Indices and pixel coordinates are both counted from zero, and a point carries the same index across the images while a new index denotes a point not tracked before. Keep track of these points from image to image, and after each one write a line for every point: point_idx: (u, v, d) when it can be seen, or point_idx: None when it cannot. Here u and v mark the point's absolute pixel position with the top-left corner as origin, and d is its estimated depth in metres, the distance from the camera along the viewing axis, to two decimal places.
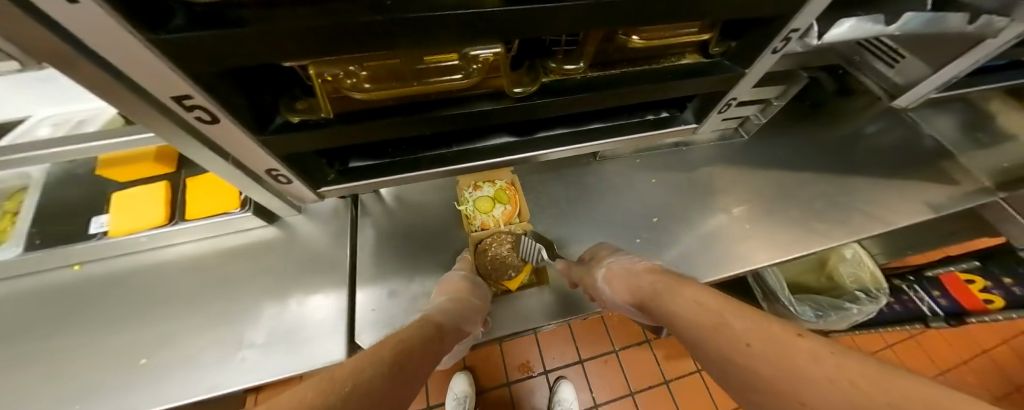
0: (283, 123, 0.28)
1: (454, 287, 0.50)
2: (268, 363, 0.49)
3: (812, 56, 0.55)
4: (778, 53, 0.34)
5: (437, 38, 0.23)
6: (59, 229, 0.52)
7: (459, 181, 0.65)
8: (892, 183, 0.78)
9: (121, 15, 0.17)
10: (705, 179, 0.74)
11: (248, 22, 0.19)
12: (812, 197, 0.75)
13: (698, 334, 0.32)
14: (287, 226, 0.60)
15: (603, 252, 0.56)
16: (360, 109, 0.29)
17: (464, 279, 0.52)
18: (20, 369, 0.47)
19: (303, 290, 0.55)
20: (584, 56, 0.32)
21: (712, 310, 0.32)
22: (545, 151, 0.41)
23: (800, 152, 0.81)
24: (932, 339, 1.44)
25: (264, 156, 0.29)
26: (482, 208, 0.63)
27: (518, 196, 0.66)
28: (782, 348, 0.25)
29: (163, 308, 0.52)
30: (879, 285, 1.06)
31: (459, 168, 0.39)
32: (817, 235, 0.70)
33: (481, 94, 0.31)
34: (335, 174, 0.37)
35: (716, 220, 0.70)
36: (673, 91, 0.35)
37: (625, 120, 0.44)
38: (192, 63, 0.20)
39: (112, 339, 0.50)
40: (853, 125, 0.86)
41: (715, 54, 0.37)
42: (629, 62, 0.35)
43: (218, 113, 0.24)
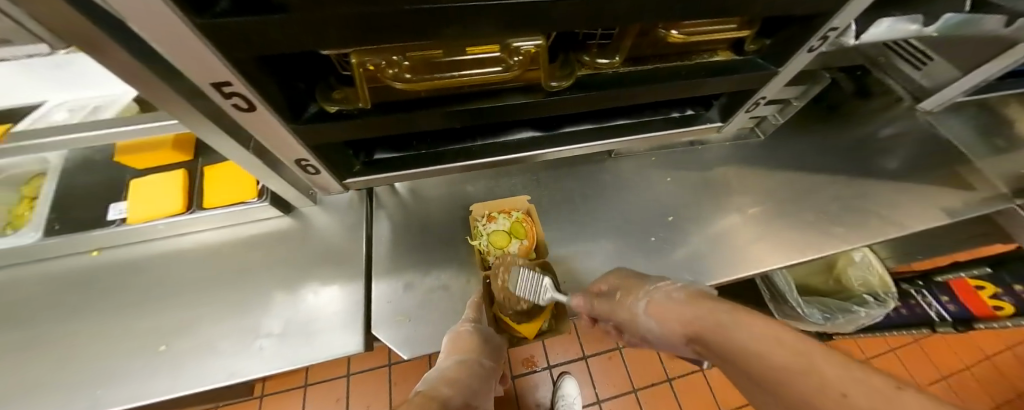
0: (317, 112, 0.27)
1: (464, 348, 0.51)
2: (285, 353, 0.49)
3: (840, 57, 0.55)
4: (812, 53, 0.34)
5: (480, 28, 0.22)
6: (78, 215, 0.53)
7: (471, 211, 0.62)
8: (908, 187, 0.78)
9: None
10: (720, 178, 0.74)
11: (292, 7, 0.19)
12: (827, 199, 0.74)
13: (769, 371, 0.25)
14: (303, 217, 0.60)
15: (633, 280, 0.49)
16: (396, 101, 0.29)
17: (476, 333, 0.52)
18: (43, 351, 0.48)
19: (319, 281, 0.55)
20: (620, 50, 0.31)
21: (790, 348, 0.24)
22: (569, 147, 0.40)
23: (816, 153, 0.81)
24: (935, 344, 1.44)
25: (295, 145, 0.29)
26: (496, 244, 0.59)
27: (535, 228, 0.63)
28: (885, 403, 0.17)
29: (180, 296, 0.53)
30: (886, 289, 1.06)
31: (483, 162, 0.38)
32: (831, 237, 0.70)
33: (514, 87, 0.31)
34: (360, 165, 0.37)
35: (730, 220, 0.70)
36: (704, 88, 0.35)
37: (650, 117, 0.43)
38: (235, 48, 0.20)
39: (130, 326, 0.50)
40: (870, 127, 0.85)
41: (749, 51, 0.37)
42: (660, 58, 0.34)
43: (255, 101, 0.24)
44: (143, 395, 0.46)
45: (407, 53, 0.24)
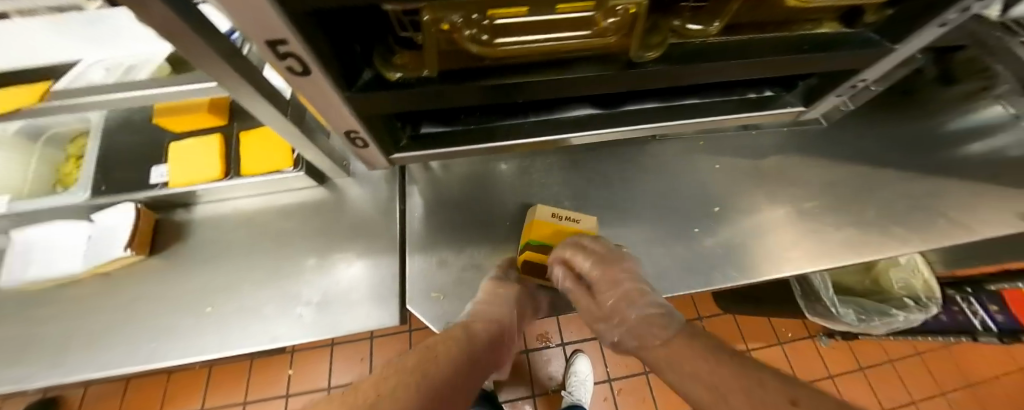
0: (371, 80, 0.25)
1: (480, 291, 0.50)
2: (324, 321, 0.50)
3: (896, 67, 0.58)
4: (945, 26, 0.29)
5: None
6: (123, 177, 0.53)
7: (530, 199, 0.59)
8: (984, 187, 0.71)
9: None
10: (772, 167, 0.68)
11: None
12: (893, 198, 0.68)
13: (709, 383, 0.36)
14: (337, 189, 0.59)
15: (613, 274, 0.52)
16: (465, 70, 0.26)
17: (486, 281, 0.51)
18: (107, 303, 0.51)
19: (355, 253, 0.55)
20: (723, 15, 0.26)
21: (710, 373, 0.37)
22: (633, 127, 0.36)
23: (881, 145, 0.73)
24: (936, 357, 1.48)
25: (347, 115, 0.26)
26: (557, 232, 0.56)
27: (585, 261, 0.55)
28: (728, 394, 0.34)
29: (223, 261, 0.54)
30: (931, 293, 1.00)
31: (536, 141, 0.35)
32: (889, 238, 0.65)
33: (588, 57, 0.27)
34: (407, 139, 0.35)
35: (783, 215, 0.65)
36: (800, 66, 0.30)
37: (721, 98, 0.38)
38: (294, 3, 0.17)
39: (179, 287, 0.52)
40: (945, 117, 0.77)
41: (861, 25, 0.31)
42: (756, 27, 0.29)
43: (311, 63, 0.20)
44: (195, 352, 0.48)
45: (489, 11, 0.20)
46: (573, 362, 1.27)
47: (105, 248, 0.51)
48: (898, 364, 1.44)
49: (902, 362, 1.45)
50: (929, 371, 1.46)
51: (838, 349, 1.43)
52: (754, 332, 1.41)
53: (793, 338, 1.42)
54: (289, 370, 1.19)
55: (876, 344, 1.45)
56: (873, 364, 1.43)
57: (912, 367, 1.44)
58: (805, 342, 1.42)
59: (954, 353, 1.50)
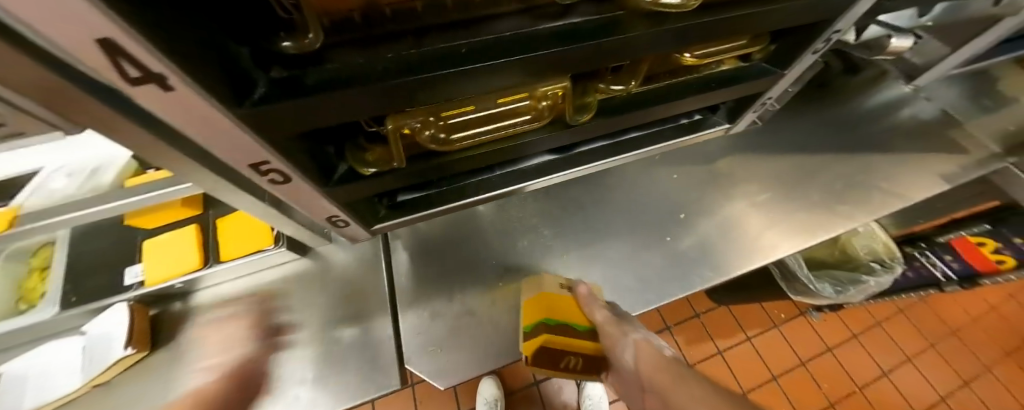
0: (347, 171, 0.28)
1: None
2: (324, 397, 0.50)
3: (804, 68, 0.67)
4: (817, 54, 0.35)
5: (504, 75, 0.23)
6: (94, 284, 0.51)
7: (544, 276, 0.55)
8: (903, 157, 0.81)
9: (208, 93, 0.16)
10: (724, 169, 0.75)
11: (326, 86, 0.19)
12: (833, 179, 0.76)
13: None
14: (320, 257, 0.60)
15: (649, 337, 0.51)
16: (432, 149, 0.30)
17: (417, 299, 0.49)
18: None
19: (347, 319, 0.55)
20: (635, 74, 0.32)
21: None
22: (588, 165, 0.41)
23: (813, 133, 0.82)
24: (918, 311, 1.56)
25: (327, 206, 0.29)
26: (572, 308, 0.53)
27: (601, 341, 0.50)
28: None
29: (209, 355, 0.52)
30: (893, 255, 1.09)
31: (506, 191, 0.38)
32: (837, 216, 0.72)
33: (534, 122, 0.32)
34: (385, 209, 0.37)
35: (744, 211, 0.71)
36: (714, 98, 0.36)
37: (661, 127, 0.43)
38: (273, 131, 0.20)
39: (165, 391, 0.50)
40: (859, 101, 0.88)
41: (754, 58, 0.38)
42: (670, 74, 0.35)
43: (290, 173, 0.24)
44: None
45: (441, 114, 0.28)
46: (585, 385, 1.25)
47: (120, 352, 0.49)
48: (885, 326, 1.51)
49: (888, 323, 1.52)
50: (915, 327, 1.53)
51: (829, 322, 1.49)
52: (749, 319, 1.45)
53: (786, 319, 1.46)
54: None
55: (862, 310, 1.52)
56: (864, 329, 1.49)
57: (898, 325, 1.52)
58: (798, 320, 1.47)
59: (932, 305, 1.59)
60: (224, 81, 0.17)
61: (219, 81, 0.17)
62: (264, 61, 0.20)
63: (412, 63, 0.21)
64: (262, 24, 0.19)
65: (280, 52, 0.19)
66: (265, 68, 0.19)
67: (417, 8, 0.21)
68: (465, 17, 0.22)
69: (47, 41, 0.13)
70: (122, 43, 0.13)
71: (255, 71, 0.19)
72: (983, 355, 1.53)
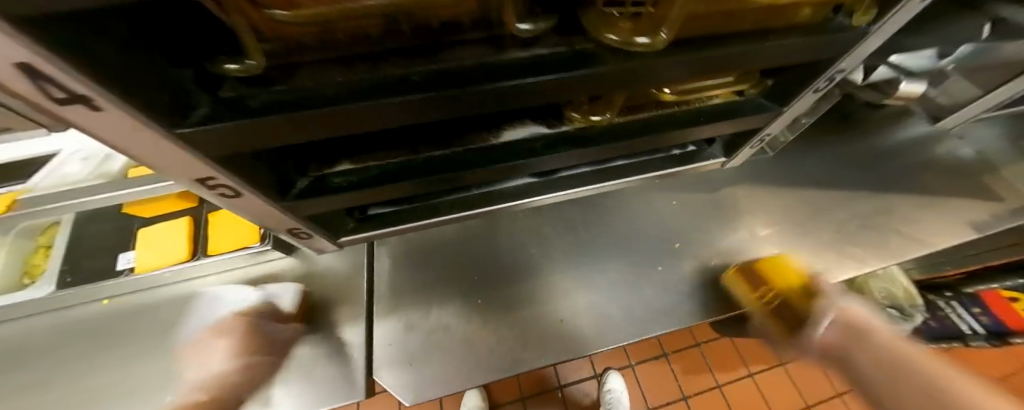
0: (308, 187, 0.27)
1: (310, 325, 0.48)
2: (293, 400, 0.48)
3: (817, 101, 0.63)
4: (819, 92, 0.33)
5: (454, 105, 0.22)
6: (90, 267, 0.53)
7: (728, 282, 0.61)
8: (928, 200, 0.75)
9: (144, 116, 0.16)
10: (728, 199, 0.72)
11: (267, 109, 0.19)
12: (847, 219, 0.72)
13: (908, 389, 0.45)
14: (305, 258, 0.60)
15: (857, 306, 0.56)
16: (398, 167, 0.29)
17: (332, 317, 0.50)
18: None
19: (325, 324, 0.54)
20: (611, 105, 0.32)
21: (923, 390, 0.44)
22: (570, 191, 0.39)
23: (830, 167, 0.78)
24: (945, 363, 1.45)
25: (286, 219, 0.28)
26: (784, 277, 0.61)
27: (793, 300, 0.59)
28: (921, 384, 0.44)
29: (186, 345, 0.51)
30: (913, 302, 1.03)
31: (481, 212, 0.37)
32: (848, 258, 0.68)
33: (504, 146, 0.30)
34: (355, 222, 0.36)
35: (744, 246, 0.67)
36: (703, 133, 0.34)
37: (650, 157, 0.41)
38: (214, 149, 0.20)
39: (133, 377, 0.48)
40: (885, 136, 0.83)
41: (750, 94, 0.36)
42: (656, 105, 0.34)
43: (237, 186, 0.23)
44: None
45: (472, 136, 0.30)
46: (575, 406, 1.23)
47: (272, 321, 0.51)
48: None
49: None
50: None
51: None
52: (753, 355, 1.37)
53: (794, 357, 1.39)
54: None
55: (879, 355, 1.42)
56: (880, 376, 1.40)
57: None
58: (807, 360, 1.39)
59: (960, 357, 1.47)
60: (165, 103, 0.17)
61: (158, 103, 0.17)
62: (210, 82, 0.20)
63: (361, 88, 0.20)
64: (201, 45, 0.19)
65: (222, 72, 0.19)
66: (210, 89, 0.19)
67: (371, 33, 0.21)
68: (420, 41, 0.22)
69: None
70: (41, 66, 0.12)
71: (197, 92, 0.19)
72: None
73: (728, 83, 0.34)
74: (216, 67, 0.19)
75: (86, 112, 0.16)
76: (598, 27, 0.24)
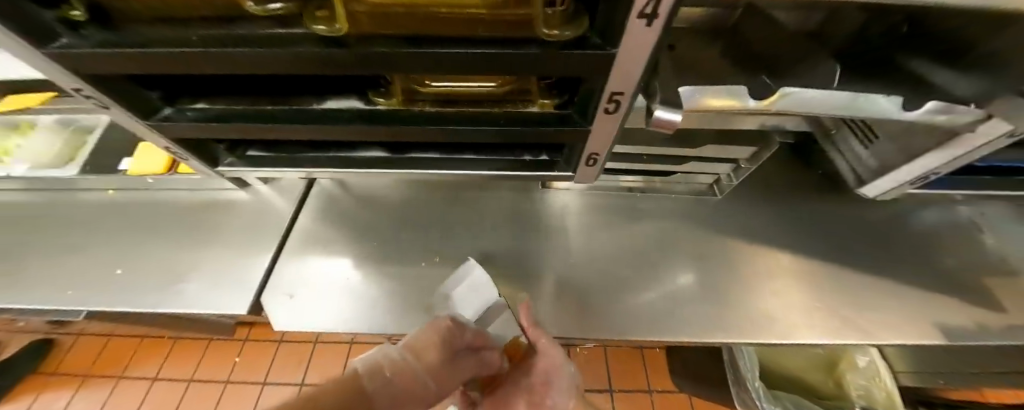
0: (166, 114, 0.36)
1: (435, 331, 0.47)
2: (198, 297, 0.60)
3: (742, 137, 0.58)
4: (615, 114, 0.33)
5: (232, 61, 0.29)
6: (103, 162, 0.70)
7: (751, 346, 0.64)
8: (891, 287, 0.67)
9: (18, 37, 0.26)
10: (651, 231, 0.73)
11: (96, 43, 0.28)
12: (776, 281, 0.68)
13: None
14: (254, 193, 0.72)
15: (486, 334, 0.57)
16: (236, 113, 0.37)
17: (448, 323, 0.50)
18: (45, 259, 0.64)
19: (248, 248, 0.66)
20: (395, 92, 0.37)
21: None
22: (409, 171, 0.44)
23: (783, 226, 0.73)
24: None
25: (155, 135, 0.38)
26: None
27: None
28: None
29: (147, 237, 0.66)
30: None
31: (329, 171, 0.44)
32: (763, 321, 0.64)
33: (322, 110, 0.37)
34: (234, 157, 0.45)
35: (646, 279, 0.68)
36: (510, 136, 0.37)
37: (497, 156, 0.45)
38: (70, 66, 0.29)
39: (110, 250, 0.65)
40: (869, 210, 0.75)
41: (553, 105, 0.37)
42: (471, 102, 0.37)
43: (103, 101, 0.32)
44: (94, 305, 0.59)
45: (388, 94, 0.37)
46: None
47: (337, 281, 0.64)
48: None
49: None
50: None
51: None
52: None
53: None
54: (236, 358, 1.36)
55: None
56: None
57: None
58: None
59: None
60: (28, 32, 0.26)
61: (20, 29, 0.26)
62: (74, 22, 0.28)
63: (159, 41, 0.28)
64: None
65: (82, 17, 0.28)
66: (72, 26, 0.28)
67: None
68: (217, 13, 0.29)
69: None
70: None
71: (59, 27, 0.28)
72: None
73: (510, 88, 0.36)
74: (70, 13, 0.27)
75: None
76: (300, 17, 0.28)
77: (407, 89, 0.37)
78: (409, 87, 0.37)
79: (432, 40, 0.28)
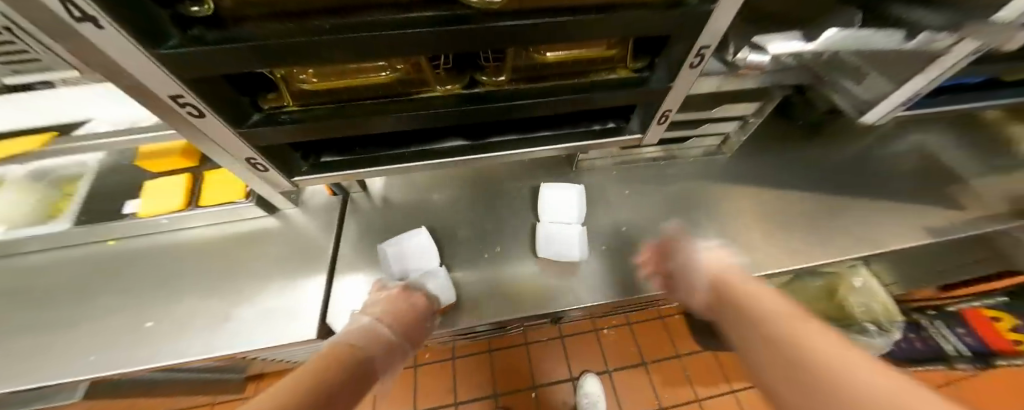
0: (258, 120, 0.35)
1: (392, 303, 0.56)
2: (254, 333, 0.57)
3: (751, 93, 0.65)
4: (696, 68, 0.38)
5: (362, 48, 0.29)
6: (101, 210, 0.62)
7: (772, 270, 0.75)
8: (881, 207, 0.79)
9: (133, 37, 0.24)
10: (680, 192, 0.79)
11: (213, 42, 0.27)
12: (795, 217, 0.77)
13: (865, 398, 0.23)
14: (285, 217, 0.68)
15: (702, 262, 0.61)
16: (336, 111, 0.36)
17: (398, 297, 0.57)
18: (50, 329, 0.56)
19: (295, 274, 0.63)
20: (507, 70, 0.38)
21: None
22: (493, 155, 0.45)
23: (787, 171, 0.83)
24: None
25: (242, 145, 0.36)
26: None
27: None
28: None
29: (173, 283, 0.61)
30: (891, 317, 1.01)
31: (415, 165, 0.44)
32: (793, 251, 0.72)
33: (425, 97, 0.38)
34: (308, 167, 0.44)
35: (688, 236, 0.73)
36: (601, 102, 0.40)
37: (571, 129, 0.47)
38: (182, 71, 0.27)
39: (132, 304, 0.58)
40: (850, 147, 0.87)
41: (636, 69, 0.41)
42: (559, 76, 0.40)
43: (202, 108, 0.31)
44: (131, 363, 0.54)
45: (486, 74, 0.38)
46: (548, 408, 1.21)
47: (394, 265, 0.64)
48: None
49: None
50: None
51: None
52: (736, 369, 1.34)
53: None
54: None
55: None
56: None
57: None
58: None
59: None
60: (144, 32, 0.24)
61: (137, 28, 0.24)
62: (185, 23, 0.27)
63: (282, 34, 0.27)
64: None
65: (194, 16, 0.27)
66: (183, 30, 0.27)
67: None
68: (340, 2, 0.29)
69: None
70: None
71: (172, 30, 0.26)
72: None
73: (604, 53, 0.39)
74: (188, 10, 0.26)
75: (93, 33, 0.23)
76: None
77: (512, 65, 0.38)
78: (512, 62, 0.39)
79: (554, 11, 0.31)
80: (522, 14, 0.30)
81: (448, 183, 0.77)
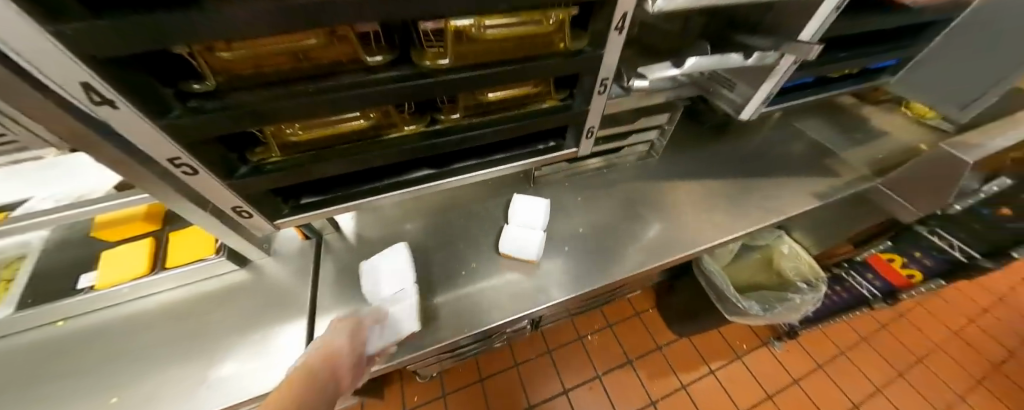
0: (246, 171, 0.40)
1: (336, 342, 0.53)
2: (236, 388, 0.56)
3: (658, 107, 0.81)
4: (603, 94, 0.50)
5: (340, 105, 0.36)
6: (49, 290, 0.59)
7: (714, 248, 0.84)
8: (781, 182, 0.97)
9: (142, 112, 0.29)
10: (625, 192, 0.91)
11: (213, 110, 0.32)
12: (719, 200, 0.92)
13: None
14: (258, 268, 0.69)
15: None
16: (315, 156, 0.42)
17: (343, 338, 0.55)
18: None
19: (275, 322, 0.64)
20: (460, 108, 0.48)
21: None
22: (457, 178, 0.53)
23: (707, 164, 1.00)
24: (885, 339, 1.57)
25: (229, 195, 0.40)
26: None
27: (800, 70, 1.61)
28: None
29: (138, 353, 0.58)
30: (816, 274, 1.15)
31: (391, 195, 0.50)
32: (721, 227, 0.87)
33: (393, 136, 0.45)
34: (289, 208, 0.48)
35: (638, 228, 0.85)
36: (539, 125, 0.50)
37: (519, 150, 0.57)
38: (182, 136, 0.32)
39: (90, 383, 0.55)
40: (750, 138, 1.07)
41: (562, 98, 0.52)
42: (502, 109, 0.50)
43: (195, 166, 0.36)
44: None
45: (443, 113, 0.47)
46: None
47: (373, 284, 0.67)
48: (850, 354, 1.51)
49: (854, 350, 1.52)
50: (881, 355, 1.53)
51: (792, 352, 1.49)
52: (710, 349, 1.45)
53: (749, 349, 1.47)
54: None
55: (823, 337, 1.54)
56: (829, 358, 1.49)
57: (867, 349, 1.53)
58: (760, 350, 1.47)
59: (899, 334, 1.59)
60: (152, 108, 0.30)
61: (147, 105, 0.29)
62: (184, 97, 0.32)
63: (272, 99, 0.34)
64: (173, 77, 0.32)
65: (193, 91, 0.33)
66: (183, 102, 0.32)
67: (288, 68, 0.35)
68: (319, 70, 0.36)
69: (53, 82, 0.25)
70: (91, 82, 0.25)
71: (174, 103, 0.31)
72: (956, 385, 1.50)
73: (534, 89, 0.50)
74: (189, 87, 0.32)
75: (107, 112, 0.28)
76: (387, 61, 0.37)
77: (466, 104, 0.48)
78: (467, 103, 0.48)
79: (489, 62, 0.40)
80: (465, 66, 0.40)
81: (419, 213, 0.82)
